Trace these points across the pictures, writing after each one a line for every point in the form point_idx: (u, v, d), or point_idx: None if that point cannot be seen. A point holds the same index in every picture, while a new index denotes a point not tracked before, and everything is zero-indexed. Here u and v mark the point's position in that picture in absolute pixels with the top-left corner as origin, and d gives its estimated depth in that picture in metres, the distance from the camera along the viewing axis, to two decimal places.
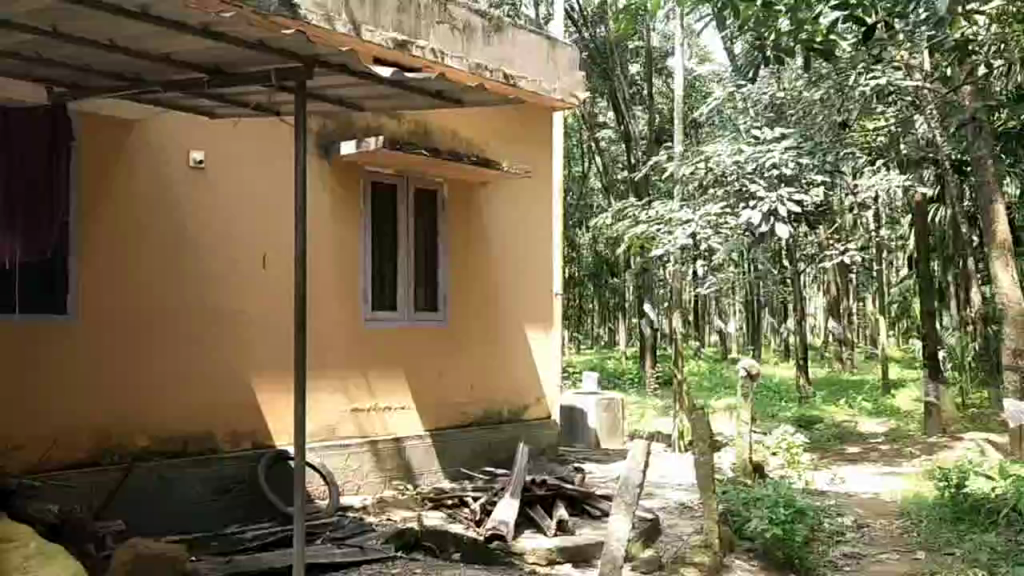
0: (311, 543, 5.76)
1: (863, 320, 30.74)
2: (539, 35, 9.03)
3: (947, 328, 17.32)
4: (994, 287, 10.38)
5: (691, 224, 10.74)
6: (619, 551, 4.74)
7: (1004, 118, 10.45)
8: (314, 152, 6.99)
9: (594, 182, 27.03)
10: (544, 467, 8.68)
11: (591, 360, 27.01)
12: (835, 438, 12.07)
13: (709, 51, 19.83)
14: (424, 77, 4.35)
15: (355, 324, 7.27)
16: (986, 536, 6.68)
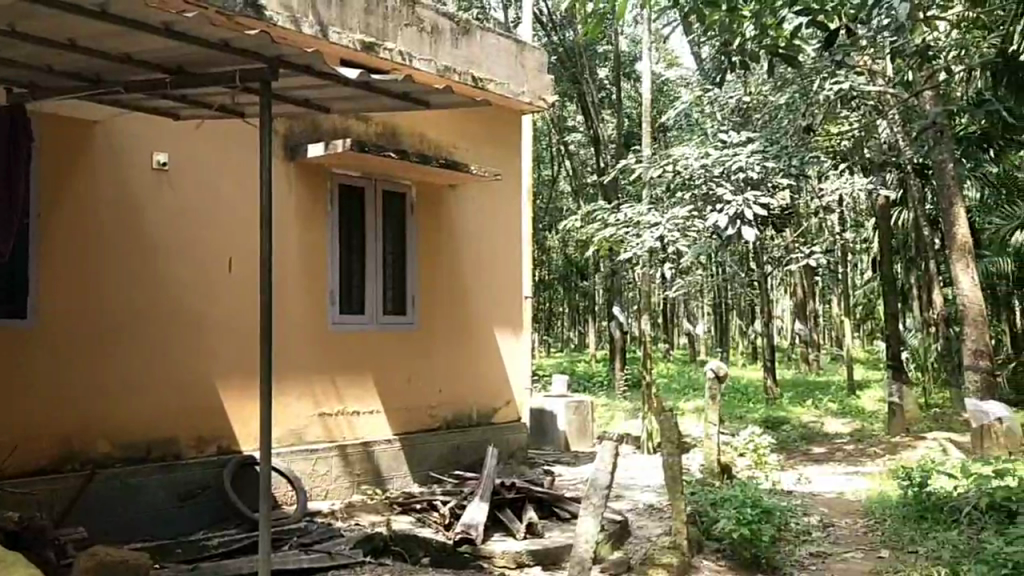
0: (278, 549, 5.68)
1: (829, 322, 31.18)
2: (508, 38, 9.00)
3: (910, 330, 17.62)
4: (955, 289, 10.58)
5: (659, 227, 10.91)
6: (587, 553, 4.72)
7: (966, 124, 10.65)
8: (280, 154, 6.93)
9: (563, 185, 27.12)
10: (513, 470, 8.67)
11: (560, 363, 27.07)
12: (802, 438, 12.21)
13: (676, 56, 20.02)
14: (391, 80, 4.29)
15: (323, 326, 7.21)
16: (947, 534, 6.80)
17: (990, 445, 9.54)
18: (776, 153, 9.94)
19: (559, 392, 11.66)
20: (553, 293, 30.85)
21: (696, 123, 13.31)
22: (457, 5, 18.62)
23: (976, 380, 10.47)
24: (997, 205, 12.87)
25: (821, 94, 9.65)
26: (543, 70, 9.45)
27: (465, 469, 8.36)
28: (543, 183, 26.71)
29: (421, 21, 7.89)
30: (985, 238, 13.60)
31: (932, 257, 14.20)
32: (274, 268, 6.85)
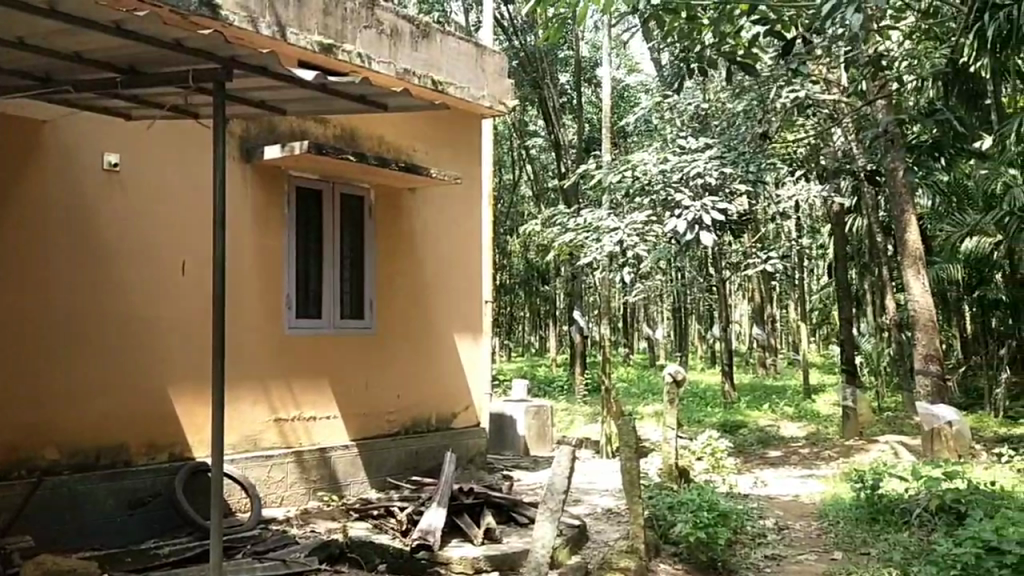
0: (231, 557, 5.56)
1: (786, 327, 31.59)
2: (468, 41, 8.99)
3: (864, 336, 17.92)
4: (907, 295, 10.75)
5: (618, 232, 10.97)
6: (544, 557, 4.77)
7: (918, 132, 10.96)
8: (236, 155, 6.83)
9: (524, 190, 27.19)
10: (472, 475, 8.63)
11: (520, 367, 27.07)
12: (758, 442, 12.35)
13: (637, 62, 20.19)
14: (348, 81, 4.21)
15: (279, 330, 7.11)
16: (899, 536, 6.91)
17: (941, 447, 9.72)
18: (733, 159, 10.08)
19: (519, 397, 11.66)
20: (514, 297, 30.89)
21: (656, 129, 13.40)
22: (418, 7, 18.60)
23: (926, 385, 10.69)
24: (947, 213, 13.17)
25: (778, 101, 10.16)
26: (504, 74, 9.44)
27: (423, 474, 8.30)
28: (504, 187, 26.74)
29: (380, 23, 7.85)
30: (936, 244, 13.89)
31: (885, 263, 14.46)
32: (229, 271, 6.73)
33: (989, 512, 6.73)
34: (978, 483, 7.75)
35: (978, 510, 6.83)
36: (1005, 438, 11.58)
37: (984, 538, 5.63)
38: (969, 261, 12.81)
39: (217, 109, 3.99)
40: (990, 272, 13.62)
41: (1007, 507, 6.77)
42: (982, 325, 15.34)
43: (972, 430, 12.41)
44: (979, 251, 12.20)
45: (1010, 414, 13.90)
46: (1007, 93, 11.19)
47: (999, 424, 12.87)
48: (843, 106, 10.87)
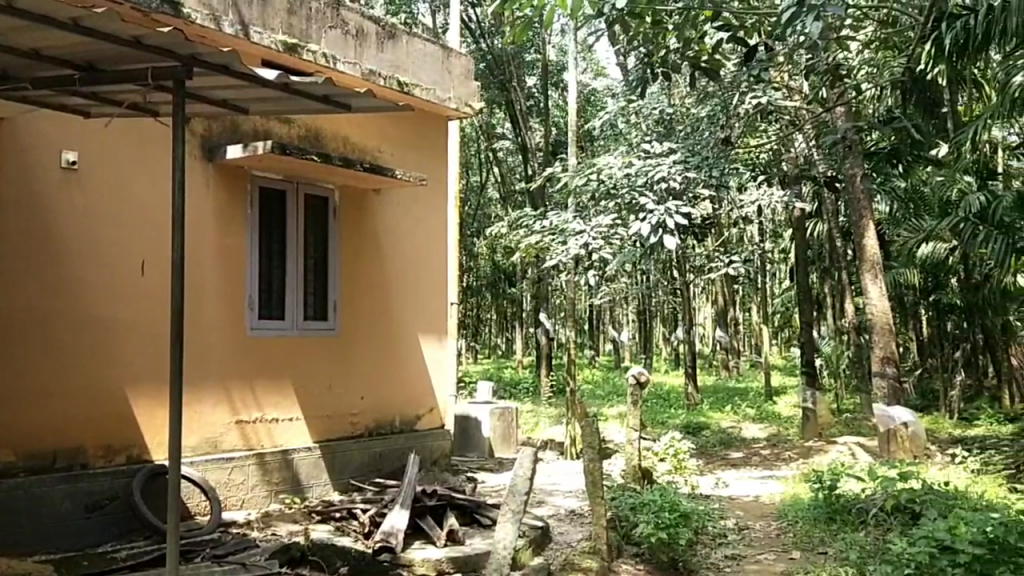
0: (190, 561, 5.49)
1: (749, 330, 31.96)
2: (435, 43, 8.99)
3: (825, 339, 18.21)
4: (865, 299, 10.94)
5: (584, 234, 11.06)
6: (506, 557, 4.76)
7: (876, 139, 11.22)
8: (197, 155, 6.76)
9: (491, 192, 27.27)
10: (435, 477, 8.62)
11: (486, 369, 27.06)
12: (721, 443, 12.49)
13: (604, 66, 20.35)
14: (311, 81, 4.18)
15: (240, 332, 7.05)
16: (855, 535, 7.03)
17: (897, 448, 9.91)
18: (696, 165, 10.14)
19: (485, 399, 11.69)
20: (481, 299, 30.95)
21: (622, 134, 13.51)
22: (386, 8, 18.56)
23: (883, 387, 10.90)
24: (905, 219, 13.47)
25: (742, 107, 10.30)
26: (470, 76, 9.46)
27: (386, 476, 8.27)
28: (472, 188, 26.77)
29: (345, 23, 7.83)
30: (894, 250, 14.18)
31: (845, 267, 14.71)
32: (189, 272, 6.66)
33: (942, 512, 6.87)
34: (931, 483, 7.91)
35: (931, 509, 6.97)
36: (959, 439, 11.82)
37: (938, 537, 5.73)
38: (926, 265, 13.07)
39: (176, 107, 3.92)
40: (946, 277, 13.91)
41: (960, 506, 6.93)
42: (938, 328, 15.67)
43: (928, 431, 12.67)
44: (935, 256, 12.47)
45: (965, 415, 14.20)
46: (964, 101, 11.46)
47: (954, 426, 13.14)
48: (805, 112, 11.06)
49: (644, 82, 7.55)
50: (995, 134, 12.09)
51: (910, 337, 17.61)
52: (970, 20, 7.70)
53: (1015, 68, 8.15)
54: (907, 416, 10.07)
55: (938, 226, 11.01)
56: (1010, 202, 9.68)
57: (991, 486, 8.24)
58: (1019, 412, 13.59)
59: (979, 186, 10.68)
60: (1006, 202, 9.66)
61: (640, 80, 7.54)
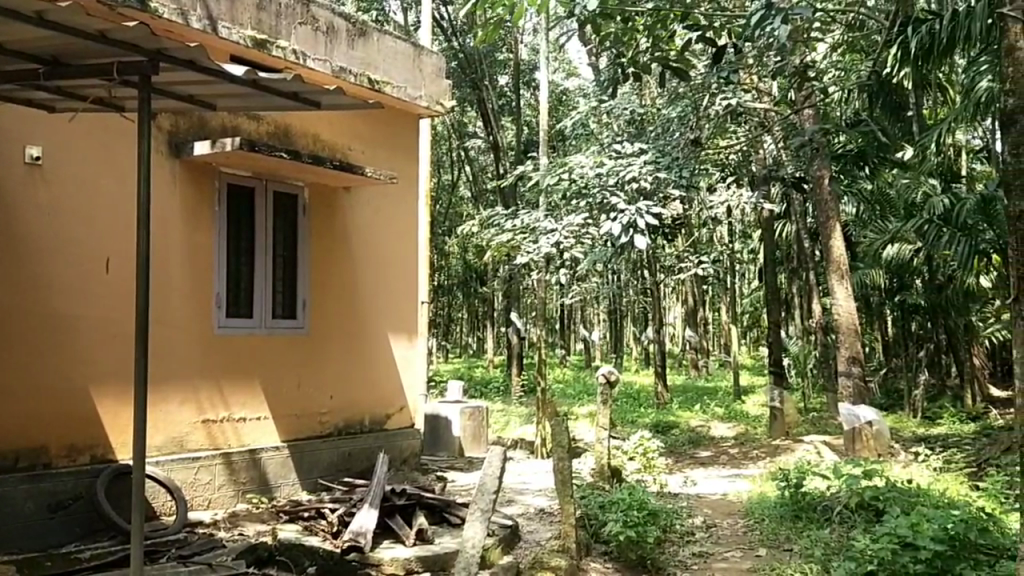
0: (155, 562, 5.43)
1: (717, 330, 32.26)
2: (406, 41, 8.94)
3: (792, 339, 18.43)
4: (831, 300, 11.05)
5: (555, 234, 11.19)
6: (474, 556, 4.63)
7: (843, 141, 11.44)
8: (164, 151, 6.68)
9: (464, 191, 27.28)
10: (404, 477, 8.59)
11: (457, 368, 27.03)
12: (689, 443, 12.58)
13: (575, 66, 20.42)
14: (280, 78, 4.13)
15: (207, 331, 6.97)
16: (820, 532, 7.13)
17: (861, 447, 10.04)
18: (667, 165, 10.09)
19: (455, 398, 11.65)
20: (452, 298, 30.95)
21: (593, 134, 13.60)
22: (357, 5, 18.45)
23: (848, 387, 11.04)
24: (871, 220, 13.69)
25: (712, 108, 10.40)
26: (441, 75, 9.43)
27: (355, 476, 8.24)
28: (443, 187, 26.75)
29: (315, 20, 7.77)
30: (860, 251, 14.38)
31: (812, 268, 14.89)
32: (155, 269, 6.57)
33: (905, 509, 6.96)
34: (894, 481, 8.02)
35: (895, 506, 7.06)
36: (923, 437, 12.01)
37: (900, 533, 5.79)
38: (892, 267, 13.27)
39: (142, 103, 3.87)
40: (910, 277, 14.10)
41: (922, 504, 7.02)
42: (903, 328, 15.92)
43: (892, 430, 12.85)
44: (900, 258, 12.65)
45: (928, 414, 14.43)
46: (929, 105, 11.68)
47: (918, 425, 13.36)
48: (774, 114, 11.21)
49: (615, 80, 7.57)
50: (959, 137, 12.30)
51: (875, 337, 17.87)
52: (937, 25, 7.93)
53: (978, 72, 8.27)
54: (872, 415, 10.21)
55: (903, 227, 11.17)
56: (972, 204, 9.87)
57: (954, 484, 8.39)
58: (981, 411, 13.83)
59: (943, 189, 10.95)
60: (970, 204, 9.89)
61: (612, 80, 7.52)
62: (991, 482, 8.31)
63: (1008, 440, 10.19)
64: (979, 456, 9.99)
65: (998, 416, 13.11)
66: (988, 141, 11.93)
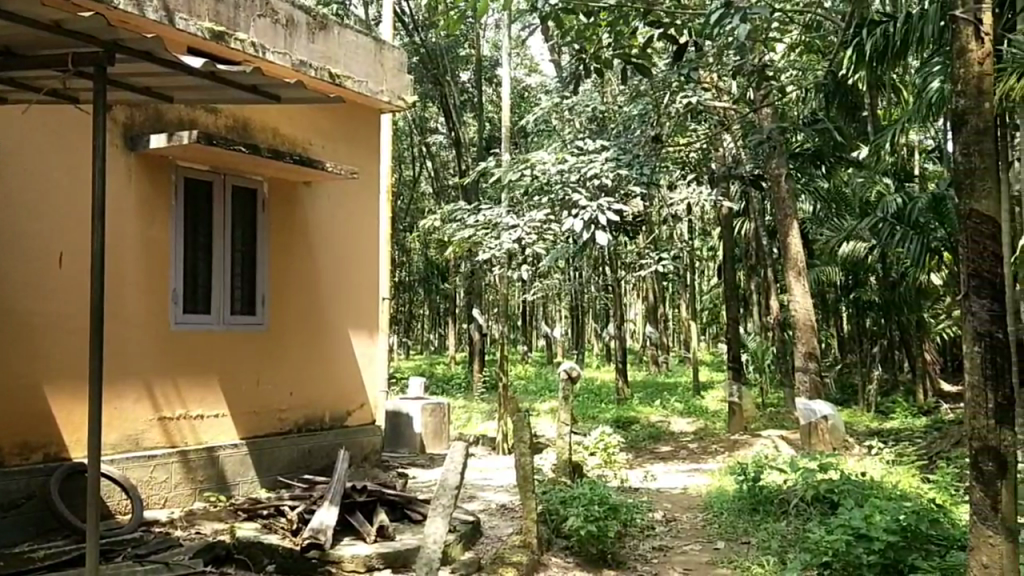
0: (111, 561, 5.33)
1: (676, 327, 32.60)
2: (367, 36, 8.89)
3: (751, 336, 18.70)
4: (788, 297, 11.20)
5: (517, 229, 11.21)
6: (436, 552, 4.49)
7: (799, 140, 11.63)
8: (119, 143, 6.56)
9: (425, 187, 27.21)
10: (365, 473, 8.50)
11: (419, 365, 26.97)
12: (649, 438, 12.69)
13: (537, 63, 20.43)
14: (238, 71, 4.06)
15: (163, 326, 6.86)
16: (776, 525, 7.24)
17: (816, 441, 10.22)
18: (629, 162, 10.08)
19: (416, 395, 11.62)
20: (413, 295, 30.88)
21: (556, 131, 13.64)
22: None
23: (805, 382, 11.21)
24: (827, 218, 13.95)
25: (672, 106, 10.47)
26: (403, 70, 9.40)
27: (315, 473, 8.16)
28: (405, 183, 26.62)
29: (275, 12, 7.68)
30: (816, 248, 14.65)
31: (770, 265, 15.11)
32: (110, 263, 6.44)
33: (858, 501, 7.07)
34: (849, 474, 8.18)
35: (849, 499, 7.17)
36: (876, 432, 12.24)
37: (853, 525, 5.89)
38: (846, 264, 13.50)
39: (97, 95, 3.79)
40: (864, 275, 14.37)
41: (874, 495, 7.15)
42: (857, 325, 16.23)
43: (846, 425, 13.09)
44: (855, 255, 12.86)
45: (881, 409, 14.74)
46: (883, 105, 11.94)
47: (872, 419, 13.65)
48: (733, 113, 11.38)
49: (577, 75, 7.57)
50: (912, 137, 12.57)
51: (830, 333, 18.20)
52: (889, 27, 8.27)
53: (930, 74, 8.44)
54: (827, 410, 10.39)
55: (859, 226, 11.42)
56: (924, 204, 10.11)
57: (905, 476, 8.59)
58: (931, 406, 14.19)
59: (896, 188, 11.20)
60: (922, 203, 10.15)
61: (574, 76, 7.50)
62: (941, 475, 8.53)
63: (957, 434, 10.44)
64: (929, 449, 10.23)
65: (948, 411, 13.46)
66: (939, 141, 12.19)
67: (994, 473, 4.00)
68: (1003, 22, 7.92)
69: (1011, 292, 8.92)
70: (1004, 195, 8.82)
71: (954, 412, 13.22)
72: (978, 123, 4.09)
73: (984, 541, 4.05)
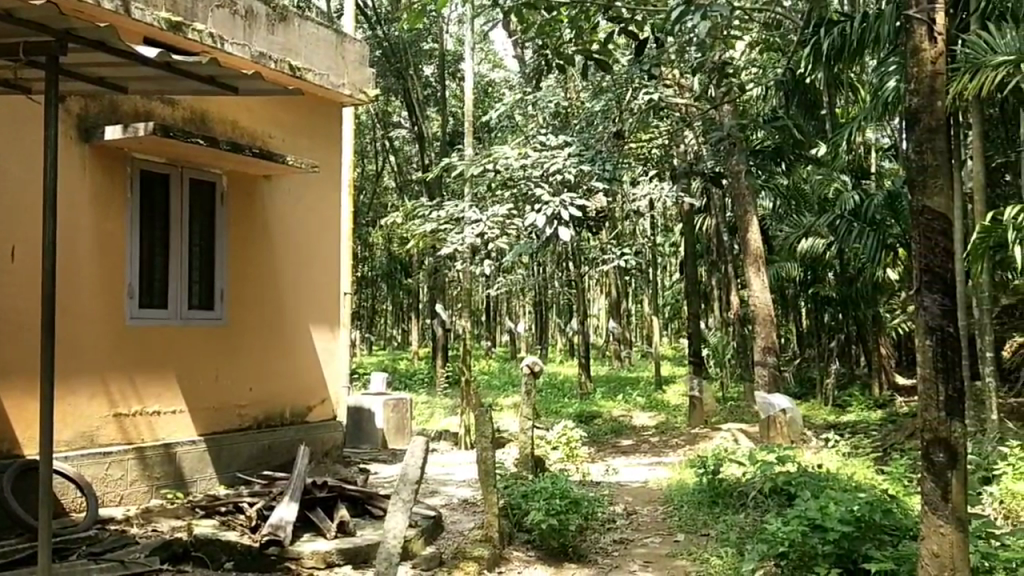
0: (64, 559, 5.24)
1: (638, 322, 32.82)
2: (328, 28, 8.82)
3: (712, 331, 18.92)
4: (748, 291, 11.34)
5: (480, 224, 11.25)
6: (396, 548, 4.40)
7: (760, 136, 11.75)
8: (71, 134, 6.44)
9: (388, 181, 27.04)
10: (325, 469, 8.45)
11: (382, 360, 26.82)
12: (611, 433, 12.78)
13: (501, 58, 20.37)
14: (194, 61, 4.01)
15: (118, 321, 6.74)
16: (735, 517, 7.34)
17: (774, 434, 10.37)
18: (591, 157, 10.15)
19: (377, 390, 11.55)
20: (375, 290, 30.73)
21: (519, 127, 13.62)
22: None
23: (763, 376, 11.35)
24: (787, 214, 14.14)
25: (635, 102, 10.55)
26: (365, 64, 9.34)
27: (275, 469, 8.09)
28: (368, 177, 26.45)
29: (233, 3, 7.57)
30: (776, 244, 14.88)
31: (729, 262, 15.30)
32: (62, 257, 6.32)
33: (814, 491, 7.16)
34: (806, 466, 8.31)
35: (806, 490, 7.25)
36: (833, 425, 12.45)
37: (809, 515, 6.00)
38: (805, 261, 13.71)
39: (49, 85, 3.71)
40: (823, 271, 14.60)
41: (829, 486, 7.27)
42: (816, 320, 16.45)
43: (804, 419, 13.30)
44: (813, 252, 13.08)
45: (838, 402, 14.99)
46: (842, 103, 12.11)
47: (829, 412, 13.89)
48: (694, 110, 11.44)
49: (540, 70, 7.55)
50: (869, 135, 12.78)
51: (789, 328, 18.47)
52: (847, 27, 8.44)
53: (887, 73, 8.57)
54: (785, 402, 10.53)
55: (818, 222, 11.62)
56: (881, 200, 10.32)
57: (860, 468, 8.74)
58: (886, 399, 14.46)
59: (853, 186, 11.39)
60: (878, 200, 10.35)
61: (537, 71, 7.46)
62: (895, 466, 8.70)
63: (911, 427, 10.67)
64: (884, 442, 10.43)
65: (902, 404, 13.73)
66: (895, 139, 12.41)
67: (945, 464, 4.09)
68: (956, 22, 8.08)
69: (963, 288, 9.12)
70: (956, 193, 9.02)
71: (908, 405, 13.50)
72: (931, 121, 4.17)
73: (935, 531, 4.14)
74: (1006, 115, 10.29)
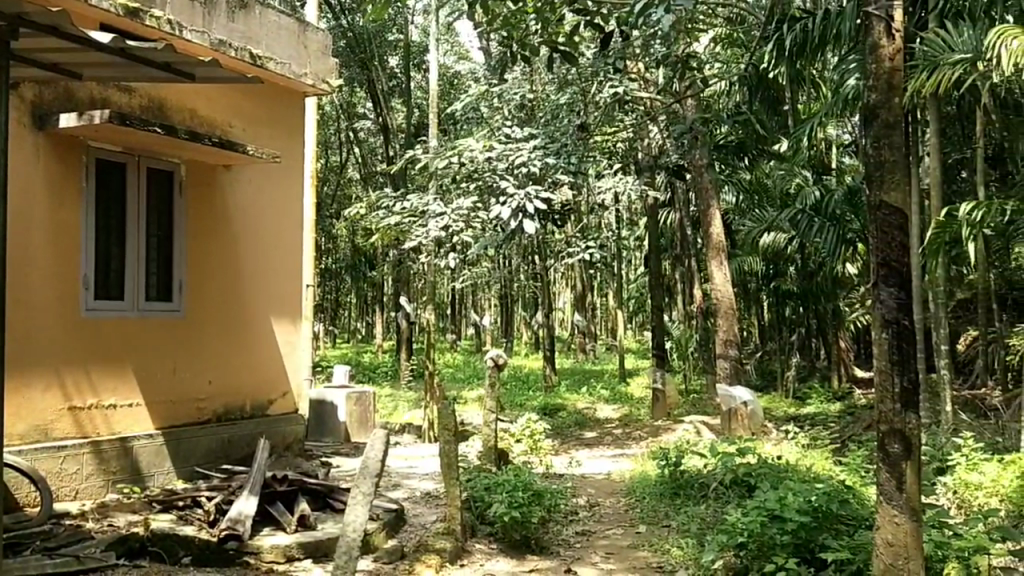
0: (18, 554, 5.13)
1: (604, 316, 32.98)
2: (289, 16, 8.71)
3: (676, 324, 19.08)
4: (710, 284, 11.44)
5: (444, 216, 11.07)
6: (354, 540, 4.38)
7: (723, 131, 11.86)
8: (25, 122, 6.26)
9: (353, 172, 26.84)
10: (286, 462, 8.39)
11: (346, 353, 26.66)
12: (575, 425, 12.84)
13: (467, 50, 20.28)
14: (150, 48, 3.94)
15: (73, 314, 6.60)
16: (695, 508, 7.41)
17: (735, 426, 10.48)
18: (556, 151, 10.22)
19: (340, 383, 11.49)
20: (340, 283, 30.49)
21: (485, 119, 13.58)
22: None
23: (725, 368, 11.46)
24: (750, 209, 14.29)
25: (599, 96, 10.58)
26: (327, 53, 9.25)
27: (234, 463, 8.00)
28: (331, 168, 26.22)
29: None
30: (739, 239, 15.04)
31: (692, 256, 15.44)
32: (14, 247, 6.16)
33: (773, 483, 7.25)
34: (766, 457, 8.41)
35: (765, 481, 7.35)
36: (793, 417, 12.63)
37: (768, 506, 6.04)
38: (766, 255, 13.85)
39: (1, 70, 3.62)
40: (784, 265, 14.79)
41: (788, 477, 7.36)
42: (778, 314, 16.65)
43: (765, 411, 13.47)
44: (775, 246, 13.22)
45: (798, 395, 15.20)
46: (804, 99, 12.23)
47: (790, 405, 14.08)
48: (659, 104, 11.50)
49: (505, 62, 7.50)
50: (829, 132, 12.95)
51: (752, 321, 18.68)
52: (809, 23, 8.55)
53: (847, 70, 8.71)
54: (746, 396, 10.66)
55: (779, 216, 11.76)
56: (841, 196, 10.46)
57: (819, 459, 8.87)
58: (845, 392, 14.68)
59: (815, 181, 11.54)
60: (838, 195, 10.50)
61: (502, 64, 7.39)
62: (852, 457, 8.83)
63: (869, 418, 10.85)
64: (842, 433, 10.61)
65: (861, 396, 13.95)
66: (855, 136, 12.58)
67: (899, 455, 4.15)
68: (915, 19, 8.21)
69: (919, 283, 9.27)
70: (914, 189, 9.15)
71: (866, 397, 13.73)
72: (888, 117, 4.22)
73: (890, 521, 4.20)
74: (962, 112, 10.46)
